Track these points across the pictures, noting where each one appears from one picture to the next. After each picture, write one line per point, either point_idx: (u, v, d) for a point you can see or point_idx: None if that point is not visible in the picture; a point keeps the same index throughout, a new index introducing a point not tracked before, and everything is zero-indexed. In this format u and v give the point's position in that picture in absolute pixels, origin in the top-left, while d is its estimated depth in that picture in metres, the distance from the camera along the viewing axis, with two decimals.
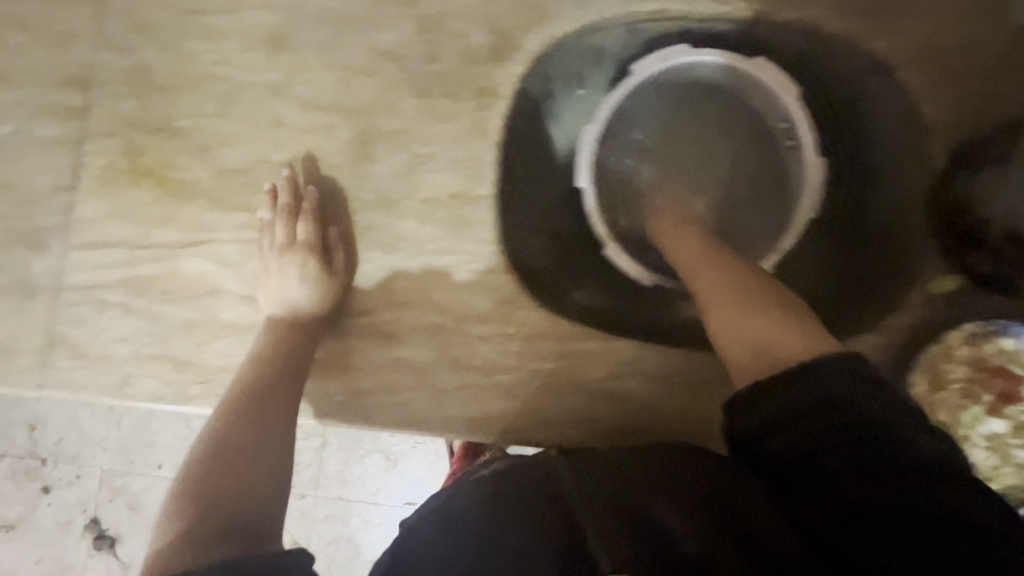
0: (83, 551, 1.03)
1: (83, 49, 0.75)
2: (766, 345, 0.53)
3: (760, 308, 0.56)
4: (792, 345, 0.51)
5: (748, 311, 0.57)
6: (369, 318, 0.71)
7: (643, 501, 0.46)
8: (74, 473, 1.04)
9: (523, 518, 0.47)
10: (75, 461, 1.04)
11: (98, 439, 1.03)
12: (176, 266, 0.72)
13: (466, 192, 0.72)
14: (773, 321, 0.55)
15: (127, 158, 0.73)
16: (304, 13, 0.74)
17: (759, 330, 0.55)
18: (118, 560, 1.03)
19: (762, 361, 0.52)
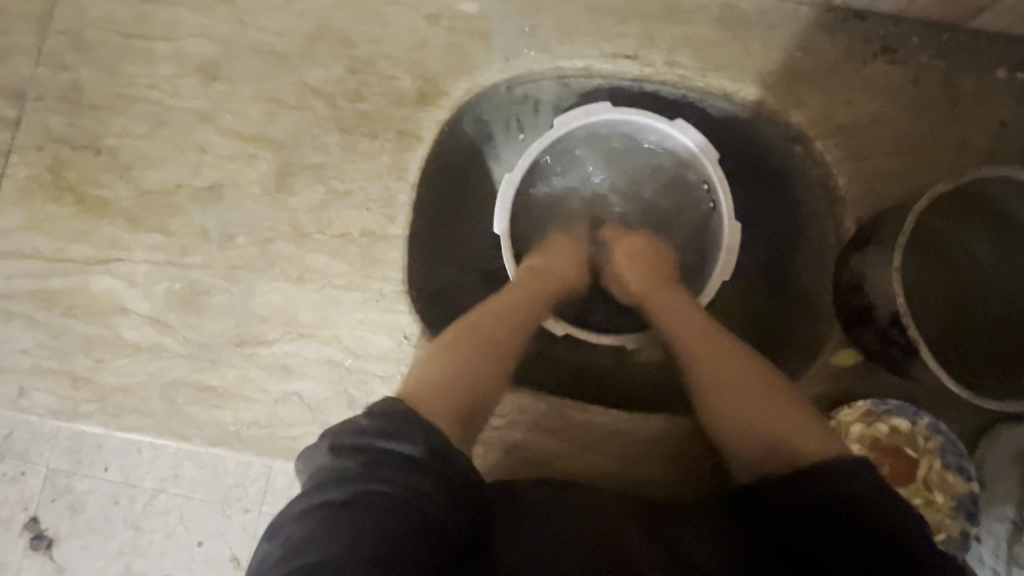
0: (18, 549, 0.74)
1: (23, 65, 0.77)
2: (765, 426, 0.53)
3: (756, 385, 0.56)
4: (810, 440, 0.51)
5: (740, 386, 0.56)
6: (270, 349, 0.73)
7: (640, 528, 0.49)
8: (19, 470, 0.74)
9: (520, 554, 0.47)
10: (20, 456, 0.74)
11: (49, 436, 0.74)
12: (86, 280, 0.73)
13: (379, 230, 0.75)
14: (762, 394, 0.56)
15: (52, 172, 0.75)
16: (241, 45, 0.78)
17: (759, 411, 0.54)
18: (54, 565, 0.74)
19: (778, 455, 0.51)
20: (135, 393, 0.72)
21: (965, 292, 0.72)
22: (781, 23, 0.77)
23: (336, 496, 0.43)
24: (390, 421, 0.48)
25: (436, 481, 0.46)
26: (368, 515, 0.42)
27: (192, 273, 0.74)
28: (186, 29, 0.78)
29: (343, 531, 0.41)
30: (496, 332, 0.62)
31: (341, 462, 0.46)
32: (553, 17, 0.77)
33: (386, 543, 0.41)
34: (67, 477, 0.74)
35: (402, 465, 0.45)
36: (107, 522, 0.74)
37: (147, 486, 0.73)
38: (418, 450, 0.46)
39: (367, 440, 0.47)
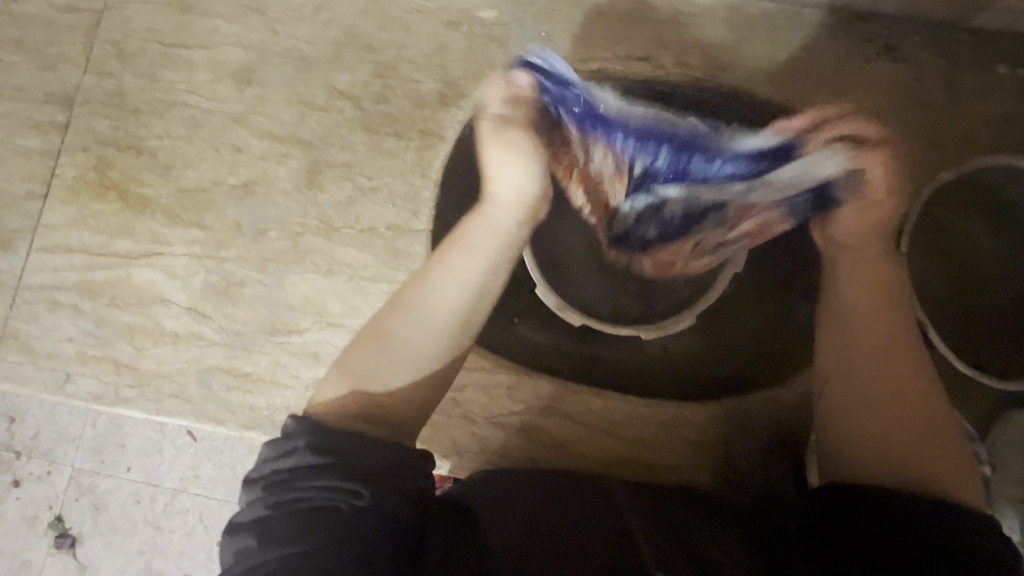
0: (44, 548, 0.86)
1: (71, 73, 0.83)
2: (914, 451, 0.58)
3: (920, 406, 0.61)
4: (922, 463, 0.57)
5: (911, 407, 0.61)
6: (300, 338, 0.76)
7: (624, 536, 0.55)
8: (45, 470, 0.86)
9: (530, 520, 0.57)
10: (45, 457, 0.86)
11: (74, 437, 0.86)
12: (128, 273, 0.78)
13: (404, 224, 0.79)
14: (932, 423, 0.60)
15: (96, 172, 0.80)
16: (274, 52, 0.82)
17: (922, 441, 0.59)
18: (76, 562, 0.86)
19: (884, 465, 0.58)
20: (173, 379, 0.76)
21: (973, 280, 0.74)
22: (786, 25, 0.81)
23: (259, 516, 0.50)
24: (285, 441, 0.52)
25: (345, 473, 0.49)
26: (288, 524, 0.48)
27: (227, 265, 0.78)
28: (222, 38, 0.83)
29: (283, 536, 0.48)
30: (401, 333, 0.59)
31: (254, 488, 0.52)
32: (568, 23, 0.82)
33: (322, 534, 0.48)
34: (92, 476, 0.86)
35: (302, 476, 0.50)
36: (128, 519, 0.86)
37: (167, 486, 0.86)
38: (308, 456, 0.50)
39: (271, 462, 0.52)
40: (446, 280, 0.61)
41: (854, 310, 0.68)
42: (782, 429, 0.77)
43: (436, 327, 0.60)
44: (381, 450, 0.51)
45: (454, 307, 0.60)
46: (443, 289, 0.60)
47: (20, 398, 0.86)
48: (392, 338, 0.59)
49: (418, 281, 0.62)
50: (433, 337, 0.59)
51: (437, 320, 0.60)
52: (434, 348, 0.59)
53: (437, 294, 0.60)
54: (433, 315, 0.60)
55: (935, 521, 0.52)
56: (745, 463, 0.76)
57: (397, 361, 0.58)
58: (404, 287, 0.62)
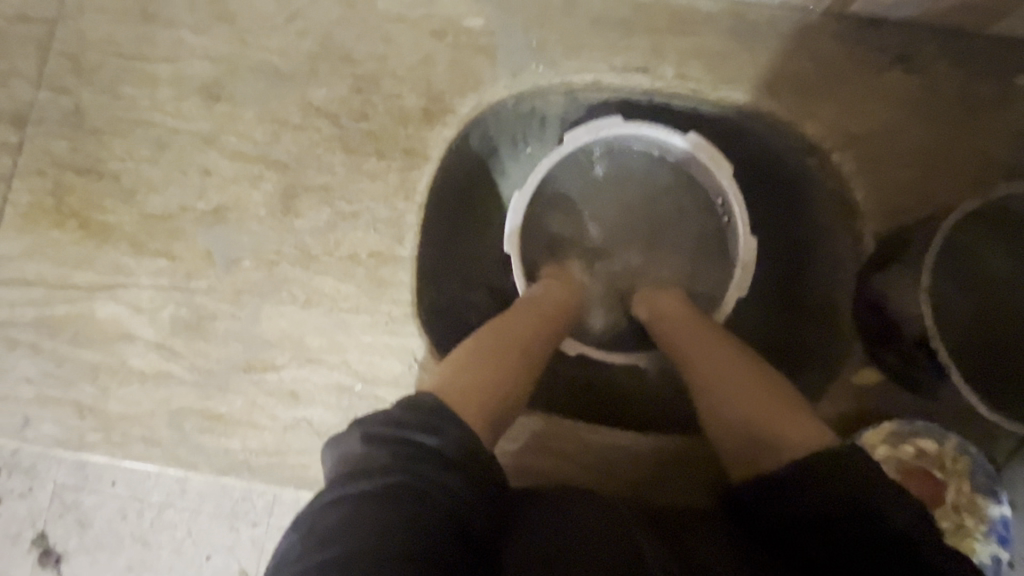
0: None
1: (24, 88, 0.76)
2: (751, 431, 0.53)
3: (745, 381, 0.57)
4: (788, 428, 0.51)
5: (730, 383, 0.58)
6: (277, 375, 0.71)
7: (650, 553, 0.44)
8: (28, 486, 0.72)
9: (591, 529, 0.45)
10: (29, 472, 0.72)
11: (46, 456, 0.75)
12: (90, 308, 0.72)
13: (387, 251, 0.73)
14: (759, 396, 0.55)
15: (54, 197, 0.74)
16: (244, 65, 0.76)
17: (745, 418, 0.54)
18: None
19: (766, 441, 0.52)
20: (141, 422, 0.71)
21: (990, 306, 0.70)
22: (795, 32, 0.75)
23: (365, 488, 0.41)
24: (417, 415, 0.46)
25: (460, 473, 0.44)
26: (392, 510, 0.40)
27: (197, 298, 0.73)
28: (187, 50, 0.76)
29: (341, 527, 0.39)
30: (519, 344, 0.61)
31: (371, 451, 0.44)
32: (560, 32, 0.76)
33: (372, 537, 0.39)
34: (74, 493, 0.72)
35: (423, 458, 0.43)
36: (116, 540, 0.71)
37: (154, 500, 0.71)
38: (439, 445, 0.44)
39: (398, 428, 0.45)
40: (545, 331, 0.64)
41: (672, 329, 0.67)
42: None
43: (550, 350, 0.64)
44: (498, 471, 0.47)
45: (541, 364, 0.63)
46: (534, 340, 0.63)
47: None
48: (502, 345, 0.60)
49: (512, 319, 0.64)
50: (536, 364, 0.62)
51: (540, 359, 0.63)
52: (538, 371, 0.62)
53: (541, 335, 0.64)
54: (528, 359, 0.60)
55: (810, 474, 0.45)
56: None
57: (527, 360, 0.61)
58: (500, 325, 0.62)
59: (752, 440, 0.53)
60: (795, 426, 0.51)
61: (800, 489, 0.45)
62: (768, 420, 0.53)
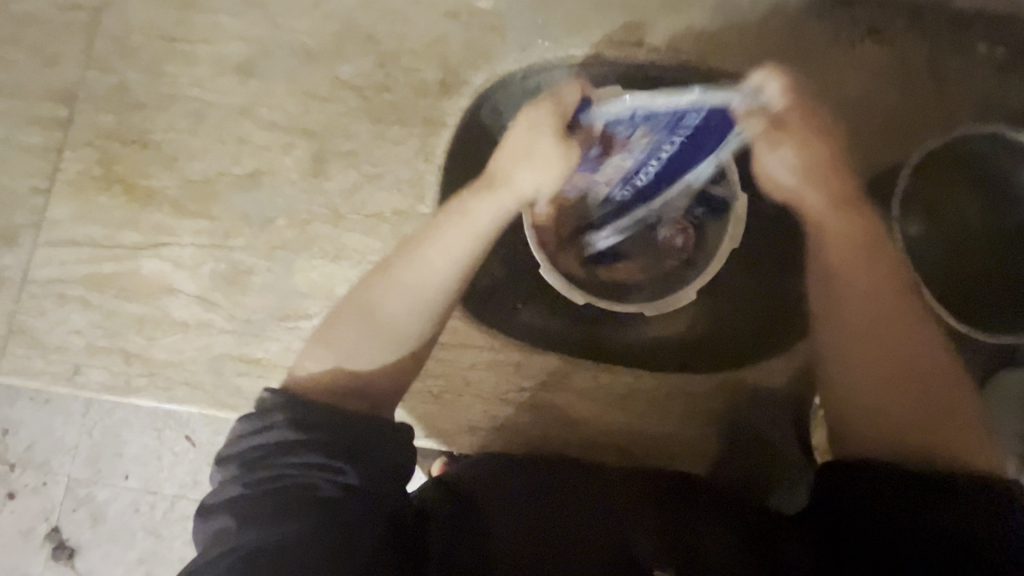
0: (41, 558, 0.86)
1: (72, 69, 0.83)
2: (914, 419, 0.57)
3: (919, 360, 0.59)
4: (941, 433, 0.56)
5: (902, 353, 0.59)
6: (309, 323, 0.77)
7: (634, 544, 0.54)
8: (41, 481, 0.86)
9: (543, 497, 0.58)
10: (41, 467, 0.86)
11: (70, 447, 0.85)
12: (136, 265, 0.78)
13: (409, 209, 0.80)
14: (933, 379, 0.58)
15: (101, 166, 0.81)
16: (275, 45, 0.84)
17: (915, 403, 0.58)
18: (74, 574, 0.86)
19: (923, 447, 0.56)
20: (184, 368, 0.77)
21: (960, 244, 0.77)
22: (774, 9, 0.84)
23: (240, 494, 0.52)
24: (265, 414, 0.55)
25: (323, 450, 0.53)
26: (269, 503, 0.51)
27: (235, 254, 0.79)
28: (223, 32, 0.84)
29: (252, 519, 0.50)
30: (373, 314, 0.60)
31: (227, 467, 0.54)
32: (563, 11, 0.84)
33: (289, 521, 0.50)
34: (86, 488, 0.86)
35: (276, 454, 0.52)
36: (128, 530, 0.85)
37: (167, 493, 0.85)
38: (289, 432, 0.53)
39: (249, 437, 0.54)
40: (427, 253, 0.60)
41: (851, 269, 0.62)
42: (776, 400, 0.78)
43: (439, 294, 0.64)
44: (377, 428, 0.55)
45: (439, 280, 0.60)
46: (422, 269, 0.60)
47: (16, 410, 0.85)
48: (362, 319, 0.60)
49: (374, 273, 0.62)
50: (411, 304, 0.60)
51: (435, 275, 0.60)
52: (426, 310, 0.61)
53: (417, 262, 0.60)
54: (406, 298, 0.60)
55: (966, 501, 0.52)
56: (754, 433, 0.77)
57: (384, 338, 0.60)
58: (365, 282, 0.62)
59: (916, 419, 0.57)
60: (958, 437, 0.56)
61: (918, 517, 0.52)
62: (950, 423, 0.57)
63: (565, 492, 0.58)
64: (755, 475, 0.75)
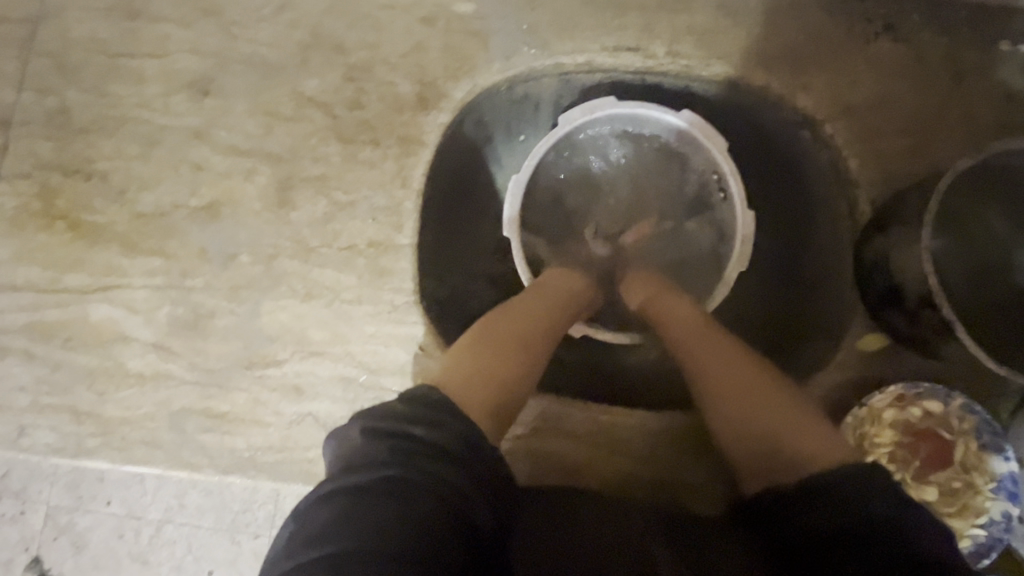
0: None
1: (8, 91, 0.75)
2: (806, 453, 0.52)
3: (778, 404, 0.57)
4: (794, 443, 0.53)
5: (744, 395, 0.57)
6: (280, 369, 0.70)
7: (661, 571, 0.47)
8: (19, 509, 0.70)
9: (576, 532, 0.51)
10: (19, 495, 0.70)
11: (48, 470, 0.70)
12: (83, 312, 0.70)
13: (386, 239, 0.73)
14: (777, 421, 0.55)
15: (41, 200, 0.72)
16: (233, 58, 0.75)
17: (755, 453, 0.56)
18: None
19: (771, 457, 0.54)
20: (141, 424, 0.69)
21: (984, 263, 0.71)
22: (784, 4, 0.76)
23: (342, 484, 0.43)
24: (412, 409, 0.48)
25: (456, 466, 0.45)
26: (377, 502, 0.42)
27: (194, 295, 0.71)
28: (174, 46, 0.75)
29: (352, 517, 0.41)
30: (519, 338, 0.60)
31: (362, 443, 0.46)
32: (549, 14, 0.76)
33: (397, 533, 0.40)
34: (69, 514, 0.70)
35: (412, 447, 0.45)
36: (113, 560, 0.70)
37: (152, 517, 0.70)
38: (429, 436, 0.46)
39: (386, 423, 0.47)
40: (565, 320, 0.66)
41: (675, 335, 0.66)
42: None
43: (552, 326, 0.63)
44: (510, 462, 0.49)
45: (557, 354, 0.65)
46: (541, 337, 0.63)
47: None
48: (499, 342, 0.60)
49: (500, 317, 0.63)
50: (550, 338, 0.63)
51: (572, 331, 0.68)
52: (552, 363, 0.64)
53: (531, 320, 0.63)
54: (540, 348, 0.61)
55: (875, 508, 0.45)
56: None
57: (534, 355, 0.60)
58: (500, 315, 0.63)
59: (765, 449, 0.54)
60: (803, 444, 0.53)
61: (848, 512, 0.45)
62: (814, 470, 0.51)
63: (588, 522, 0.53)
64: None
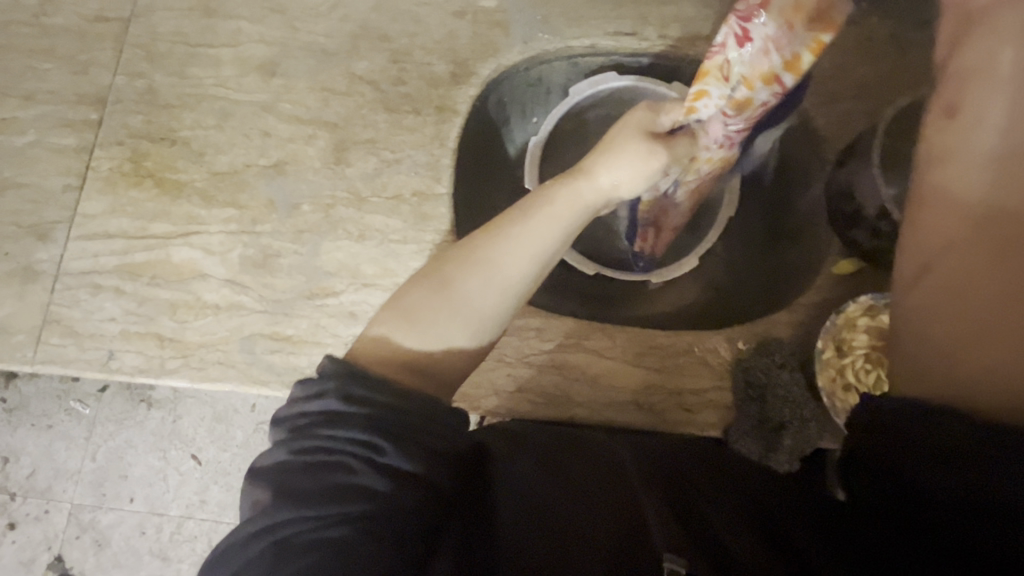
0: None
1: (102, 75, 0.87)
2: (926, 302, 0.48)
3: None
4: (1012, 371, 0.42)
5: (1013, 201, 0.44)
6: (338, 300, 0.81)
7: (587, 526, 0.54)
8: (43, 509, 0.84)
9: (562, 490, 0.58)
10: (43, 495, 0.84)
11: (73, 471, 0.84)
12: (167, 254, 0.82)
13: (428, 190, 0.85)
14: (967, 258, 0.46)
15: (132, 162, 0.84)
16: (295, 46, 0.89)
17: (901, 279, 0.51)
18: None
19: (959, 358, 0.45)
20: (216, 347, 0.80)
21: None
22: None
23: (279, 458, 0.49)
24: (314, 380, 0.52)
25: (366, 429, 0.49)
26: (299, 481, 0.47)
27: (263, 239, 0.82)
28: (245, 37, 0.89)
29: (289, 497, 0.47)
30: (457, 292, 0.57)
31: (279, 429, 0.52)
32: (561, 6, 0.89)
33: (329, 500, 0.47)
34: (91, 513, 0.83)
35: (322, 422, 0.49)
36: (132, 552, 0.84)
37: (173, 513, 0.84)
38: (335, 405, 0.50)
39: (296, 404, 0.51)
40: (523, 230, 0.59)
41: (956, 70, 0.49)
42: (780, 355, 0.79)
43: (507, 275, 0.58)
44: (437, 409, 0.52)
45: (532, 268, 0.59)
46: (485, 278, 0.58)
47: (15, 436, 0.84)
48: (409, 322, 0.57)
49: (460, 248, 0.60)
50: (498, 288, 0.58)
51: (545, 241, 0.60)
52: (514, 297, 0.59)
53: (502, 240, 0.59)
54: (475, 298, 0.58)
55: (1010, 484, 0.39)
56: (764, 386, 0.77)
57: (458, 314, 0.57)
58: (450, 254, 0.60)
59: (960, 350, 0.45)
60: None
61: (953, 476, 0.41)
62: (945, 385, 0.45)
63: (579, 476, 0.60)
64: (764, 426, 0.77)
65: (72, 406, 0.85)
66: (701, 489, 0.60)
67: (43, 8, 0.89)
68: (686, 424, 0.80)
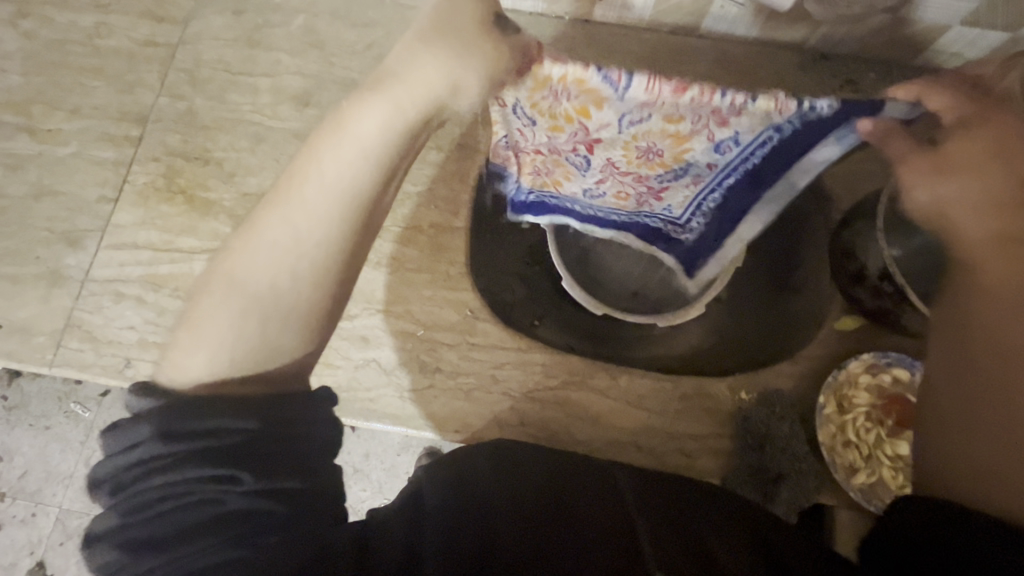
0: None
1: (146, 95, 0.92)
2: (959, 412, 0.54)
3: None
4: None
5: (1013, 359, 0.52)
6: (352, 323, 0.85)
7: (576, 550, 0.49)
8: (30, 512, 0.84)
9: (538, 502, 0.54)
10: (33, 498, 0.84)
11: (65, 475, 0.84)
12: (189, 268, 0.84)
13: (446, 224, 0.88)
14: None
15: (165, 178, 0.88)
16: (330, 80, 0.94)
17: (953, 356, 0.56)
18: None
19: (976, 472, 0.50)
20: None
21: None
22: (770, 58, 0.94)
23: (117, 516, 0.45)
24: (126, 424, 0.47)
25: (208, 459, 0.45)
26: (148, 530, 0.44)
27: None
28: (284, 69, 0.94)
29: (145, 546, 0.44)
30: (241, 281, 0.52)
31: (101, 488, 0.47)
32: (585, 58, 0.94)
33: (190, 538, 0.44)
34: (78, 519, 0.84)
35: (153, 467, 0.45)
36: None
37: None
38: (160, 444, 0.45)
39: (112, 454, 0.47)
40: (307, 180, 0.52)
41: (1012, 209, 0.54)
42: (783, 402, 0.81)
43: (303, 252, 0.52)
44: (293, 409, 0.49)
45: (327, 220, 0.52)
46: (268, 253, 0.52)
47: (12, 434, 0.85)
48: (206, 327, 0.51)
49: (233, 239, 0.54)
50: (294, 265, 0.52)
51: (334, 178, 0.52)
52: (319, 259, 0.53)
53: (282, 223, 0.52)
54: (264, 280, 0.52)
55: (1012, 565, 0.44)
56: (764, 430, 0.79)
57: (248, 304, 0.52)
58: (222, 256, 0.54)
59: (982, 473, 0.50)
60: None
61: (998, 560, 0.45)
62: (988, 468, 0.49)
63: (572, 498, 0.56)
64: (764, 472, 0.78)
65: (72, 408, 0.86)
66: (693, 522, 0.55)
67: (97, 30, 0.94)
68: (686, 469, 0.81)
